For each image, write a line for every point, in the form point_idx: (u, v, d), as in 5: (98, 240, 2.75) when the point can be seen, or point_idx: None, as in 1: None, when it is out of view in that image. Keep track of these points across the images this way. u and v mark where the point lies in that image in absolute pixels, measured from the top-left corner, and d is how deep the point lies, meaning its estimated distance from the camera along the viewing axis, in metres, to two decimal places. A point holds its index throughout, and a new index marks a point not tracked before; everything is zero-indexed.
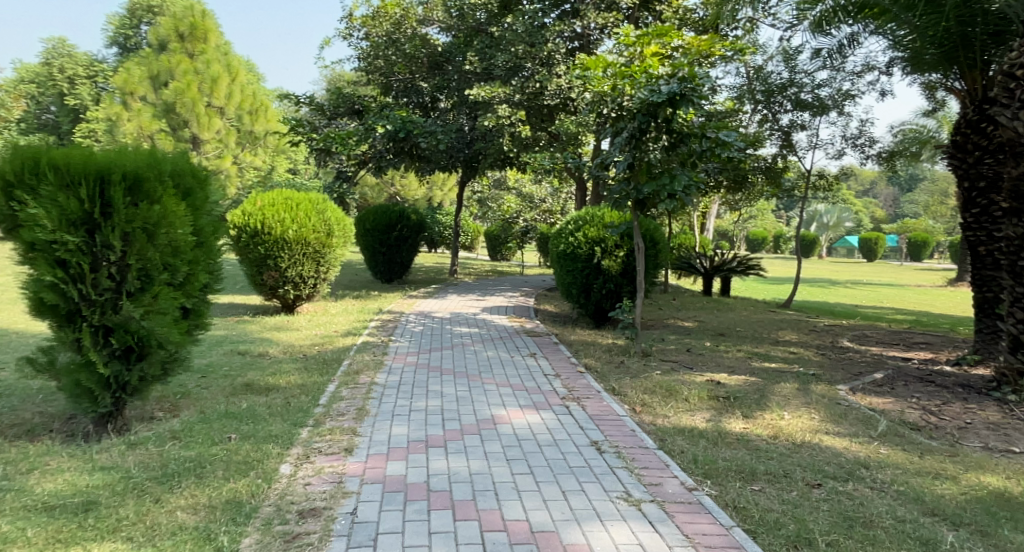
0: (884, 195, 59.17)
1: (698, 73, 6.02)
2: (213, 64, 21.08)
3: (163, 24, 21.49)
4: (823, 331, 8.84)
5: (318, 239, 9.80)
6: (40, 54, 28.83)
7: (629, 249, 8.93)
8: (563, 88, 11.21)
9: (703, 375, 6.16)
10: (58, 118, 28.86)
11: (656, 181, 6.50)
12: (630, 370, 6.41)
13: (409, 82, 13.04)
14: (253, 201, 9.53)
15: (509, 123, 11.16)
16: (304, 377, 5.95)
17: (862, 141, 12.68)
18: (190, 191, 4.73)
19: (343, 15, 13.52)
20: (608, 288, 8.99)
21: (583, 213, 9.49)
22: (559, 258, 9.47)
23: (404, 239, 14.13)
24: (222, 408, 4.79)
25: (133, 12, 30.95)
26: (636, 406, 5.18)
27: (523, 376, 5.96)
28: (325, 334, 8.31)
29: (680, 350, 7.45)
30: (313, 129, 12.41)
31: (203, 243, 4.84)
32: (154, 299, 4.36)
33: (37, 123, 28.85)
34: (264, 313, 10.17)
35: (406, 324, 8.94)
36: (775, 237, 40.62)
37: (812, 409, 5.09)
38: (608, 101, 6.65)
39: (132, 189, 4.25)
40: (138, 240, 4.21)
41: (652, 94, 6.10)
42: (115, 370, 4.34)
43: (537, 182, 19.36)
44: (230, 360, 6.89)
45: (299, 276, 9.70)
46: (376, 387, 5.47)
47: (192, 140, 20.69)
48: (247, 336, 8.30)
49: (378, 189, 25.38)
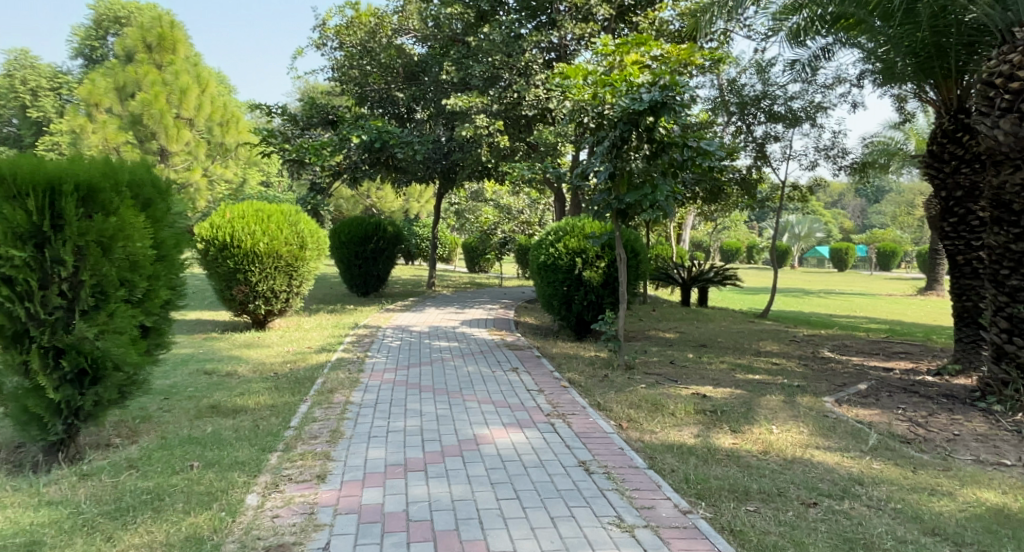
0: (852, 206, 60.19)
1: (679, 81, 5.95)
2: (182, 75, 20.69)
3: (130, 34, 21.06)
4: (804, 341, 8.79)
5: (291, 252, 9.53)
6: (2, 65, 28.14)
7: (610, 259, 8.81)
8: (541, 99, 11.14)
9: (689, 388, 6.03)
10: (20, 131, 28.14)
11: (638, 192, 6.41)
12: (614, 384, 6.26)
13: (385, 93, 12.85)
14: (222, 212, 9.23)
15: (487, 134, 11.02)
16: (274, 398, 5.70)
17: (834, 153, 12.75)
18: (150, 202, 4.53)
19: (316, 24, 13.30)
20: (590, 299, 8.87)
21: (563, 223, 9.38)
22: (539, 269, 9.33)
23: (380, 251, 13.90)
24: (185, 434, 4.56)
25: (98, 23, 30.34)
26: (623, 422, 5.04)
27: (505, 391, 5.77)
28: (298, 351, 8.05)
29: (663, 363, 7.32)
30: (285, 140, 12.16)
31: (165, 258, 4.62)
32: (110, 317, 4.15)
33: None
34: (234, 329, 9.85)
35: (382, 339, 8.70)
36: (748, 248, 40.98)
37: (798, 423, 4.94)
38: (588, 109, 6.51)
39: (86, 200, 4.08)
40: (92, 254, 4.04)
41: (633, 102, 6.01)
42: (67, 395, 4.09)
43: (515, 194, 19.31)
44: (197, 380, 6.61)
45: (270, 290, 9.41)
46: (352, 407, 5.25)
47: (160, 152, 20.25)
48: (215, 353, 8.00)
49: (352, 201, 25.09)
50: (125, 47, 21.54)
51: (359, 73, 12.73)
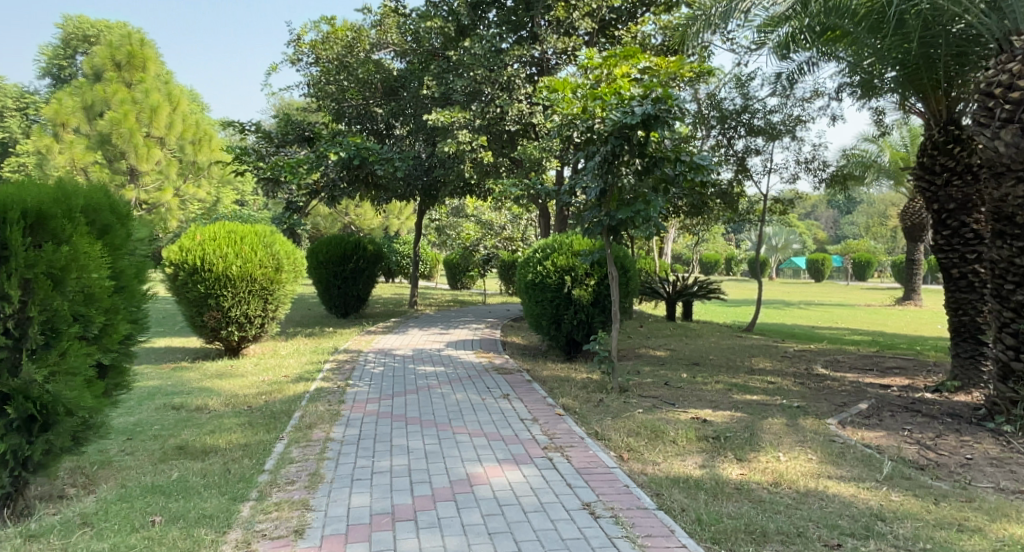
0: (825, 218, 60.83)
1: (673, 94, 5.75)
2: (153, 93, 20.22)
3: (98, 52, 20.55)
4: (798, 357, 8.55)
5: (266, 274, 9.12)
6: None
7: (600, 277, 8.57)
8: (525, 114, 10.98)
9: (687, 412, 5.73)
10: None
11: (629, 208, 6.19)
12: (608, 410, 5.96)
13: (363, 108, 12.57)
14: (192, 235, 8.80)
15: (470, 149, 10.74)
16: (247, 436, 5.34)
17: (815, 165, 12.64)
18: (107, 227, 4.16)
19: (291, 39, 12.97)
20: (579, 319, 8.62)
21: (550, 240, 9.13)
22: (526, 288, 9.08)
23: (359, 271, 13.49)
24: (147, 482, 4.33)
25: (66, 42, 29.78)
26: (623, 452, 4.76)
27: (498, 422, 5.46)
28: (273, 380, 7.65)
29: (658, 384, 7.04)
30: (259, 157, 11.76)
31: (123, 289, 4.26)
32: (61, 356, 3.83)
33: None
34: (205, 357, 9.43)
35: (364, 365, 8.34)
36: (727, 260, 41.15)
37: (806, 448, 4.63)
38: (578, 124, 6.33)
39: (34, 228, 3.74)
40: (41, 288, 3.73)
41: (625, 116, 5.79)
42: (13, 444, 3.73)
43: (497, 210, 19.32)
44: (165, 416, 6.22)
45: (244, 316, 9.02)
46: (332, 445, 4.90)
47: (130, 172, 19.75)
48: (184, 385, 7.59)
49: (330, 219, 24.65)
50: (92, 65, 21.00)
51: (336, 89, 12.41)
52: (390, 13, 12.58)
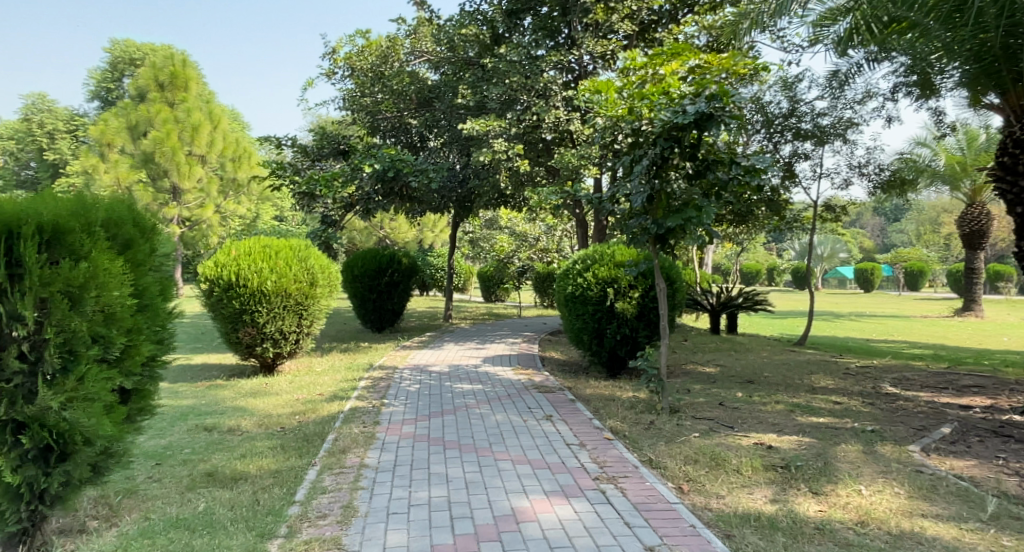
0: (871, 226, 58.97)
1: (730, 90, 5.30)
2: (194, 111, 21.35)
3: (143, 74, 21.72)
4: (861, 373, 7.97)
5: (300, 289, 8.91)
6: (20, 110, 30.54)
7: (644, 289, 8.15)
8: (562, 121, 10.64)
9: (749, 437, 5.25)
10: (37, 174, 30.35)
11: (678, 215, 5.78)
12: (661, 434, 5.52)
13: (397, 121, 12.38)
14: (227, 249, 8.64)
15: (506, 158, 10.46)
16: (279, 461, 5.05)
17: (869, 170, 11.99)
18: (130, 242, 3.90)
19: (327, 52, 12.86)
20: (623, 333, 8.20)
21: (591, 251, 8.74)
22: (566, 301, 8.69)
23: (395, 284, 13.29)
24: (172, 516, 4.07)
25: (113, 65, 30.54)
26: (683, 483, 4.33)
27: (542, 447, 5.06)
28: (307, 399, 7.38)
29: (712, 404, 6.56)
30: (295, 171, 11.60)
31: (147, 308, 3.98)
32: (79, 382, 3.58)
33: (17, 179, 30.44)
34: (240, 374, 9.23)
35: (399, 382, 8.02)
36: (769, 270, 40.05)
37: (890, 481, 4.13)
38: (623, 126, 5.95)
39: (50, 243, 3.52)
40: (58, 308, 3.49)
41: (677, 115, 5.38)
42: (29, 476, 3.52)
43: (531, 221, 18.75)
44: (197, 438, 5.98)
45: (279, 332, 8.80)
46: (366, 472, 4.57)
47: (172, 190, 21.40)
48: (217, 404, 7.36)
49: (365, 232, 24.92)
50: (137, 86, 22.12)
51: (371, 101, 12.33)
52: (424, 22, 12.39)
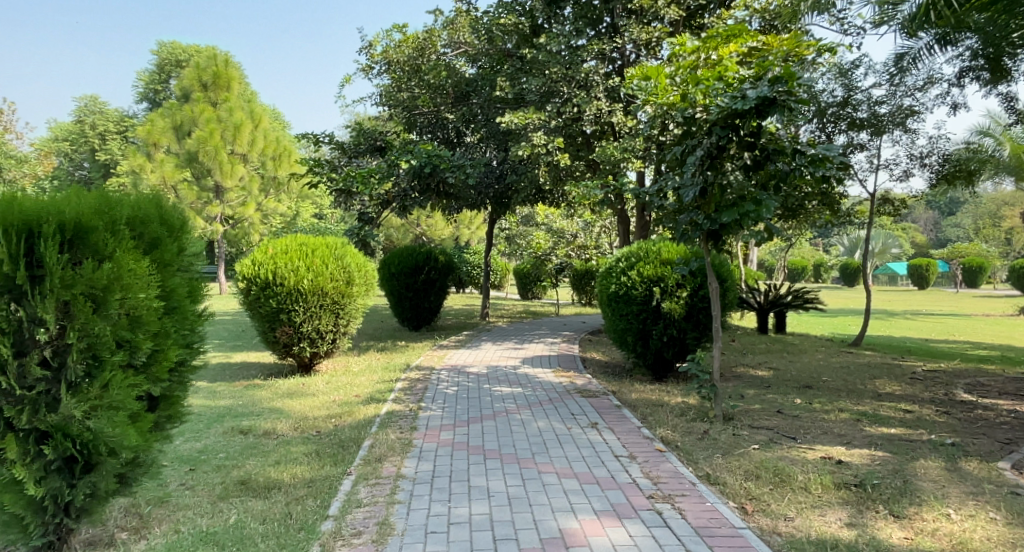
0: (925, 219, 56.78)
1: (797, 73, 4.85)
2: (236, 111, 21.77)
3: (187, 75, 22.30)
4: (929, 378, 7.45)
5: (337, 288, 8.73)
6: (73, 113, 31.52)
7: (692, 289, 7.76)
8: (603, 113, 10.27)
9: (814, 451, 4.89)
10: (89, 174, 31.29)
11: (735, 209, 5.40)
12: (716, 445, 5.16)
13: (434, 116, 12.14)
14: (264, 248, 8.51)
15: (545, 152, 10.16)
16: (313, 469, 4.85)
17: (931, 160, 11.33)
18: (158, 241, 3.69)
19: (363, 48, 12.70)
20: (670, 335, 7.82)
21: (635, 248, 8.37)
22: (609, 301, 8.34)
23: (432, 282, 13.07)
24: (202, 529, 3.89)
25: (161, 68, 31.09)
26: (746, 502, 3.98)
27: (589, 459, 4.75)
28: (344, 401, 7.18)
29: (769, 412, 6.18)
30: (332, 169, 11.47)
31: (175, 311, 3.77)
32: (104, 389, 3.39)
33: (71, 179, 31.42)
34: (277, 373, 9.10)
35: (437, 384, 7.77)
36: (816, 265, 38.92)
37: (983, 504, 3.73)
38: (675, 115, 5.56)
39: (73, 243, 3.33)
40: (81, 312, 3.30)
41: (735, 100, 4.96)
42: (53, 488, 3.37)
43: (569, 217, 18.52)
44: (233, 441, 5.83)
45: (315, 331, 8.64)
46: (402, 485, 4.33)
47: (215, 189, 21.80)
48: (254, 406, 7.21)
49: (402, 229, 24.89)
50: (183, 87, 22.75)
51: (408, 96, 12.13)
52: (462, 13, 12.15)
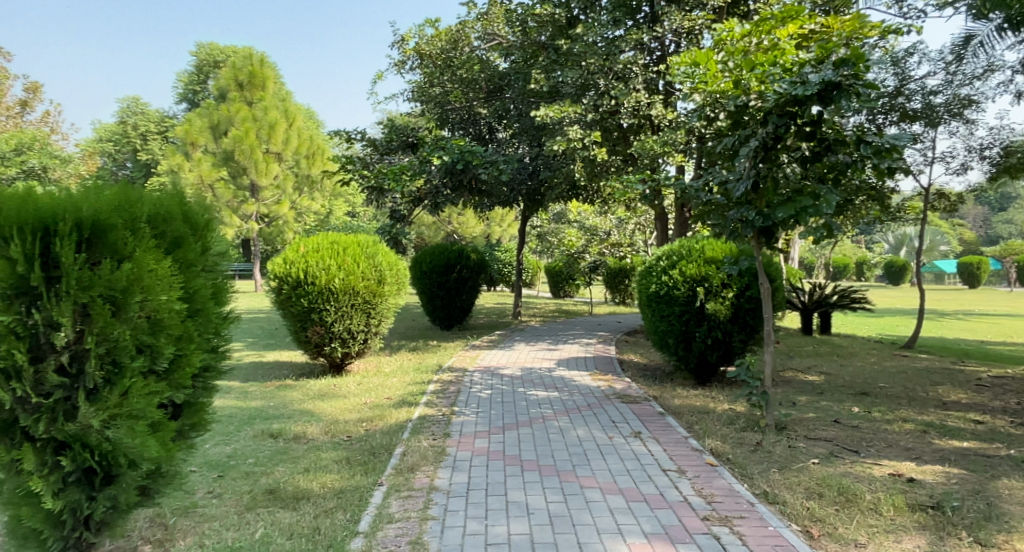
0: (973, 216, 54.83)
1: (865, 54, 4.46)
2: (271, 110, 21.67)
3: (223, 74, 22.50)
4: (995, 387, 7.07)
5: (368, 287, 8.54)
6: (116, 114, 32.18)
7: (739, 289, 7.39)
8: (642, 105, 9.98)
9: (881, 467, 4.66)
10: (131, 173, 31.91)
11: (792, 204, 5.07)
12: (771, 459, 4.87)
13: (466, 112, 11.96)
14: (295, 246, 8.36)
15: (582, 147, 9.86)
16: (344, 478, 4.65)
17: (991, 152, 10.77)
18: (180, 240, 3.49)
19: (396, 42, 12.51)
20: (714, 338, 7.47)
21: (676, 245, 8.03)
22: (649, 302, 8.01)
23: (464, 280, 12.85)
24: (227, 544, 3.70)
25: (199, 68, 31.41)
26: (811, 528, 3.70)
27: (635, 473, 4.45)
28: (376, 403, 6.99)
29: (826, 423, 5.92)
30: (364, 166, 11.32)
31: (199, 314, 3.56)
32: (124, 397, 3.18)
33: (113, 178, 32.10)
34: (308, 374, 8.94)
35: (470, 387, 7.54)
36: (858, 263, 37.89)
37: None
38: (726, 103, 5.23)
39: (90, 242, 3.14)
40: (99, 317, 3.10)
41: (795, 85, 4.63)
42: (72, 501, 3.19)
43: (602, 215, 18.22)
44: (263, 445, 5.65)
45: (347, 331, 8.46)
46: (436, 499, 4.09)
47: (251, 187, 21.96)
48: (284, 407, 7.04)
49: (434, 228, 24.82)
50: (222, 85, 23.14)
51: (440, 91, 11.93)
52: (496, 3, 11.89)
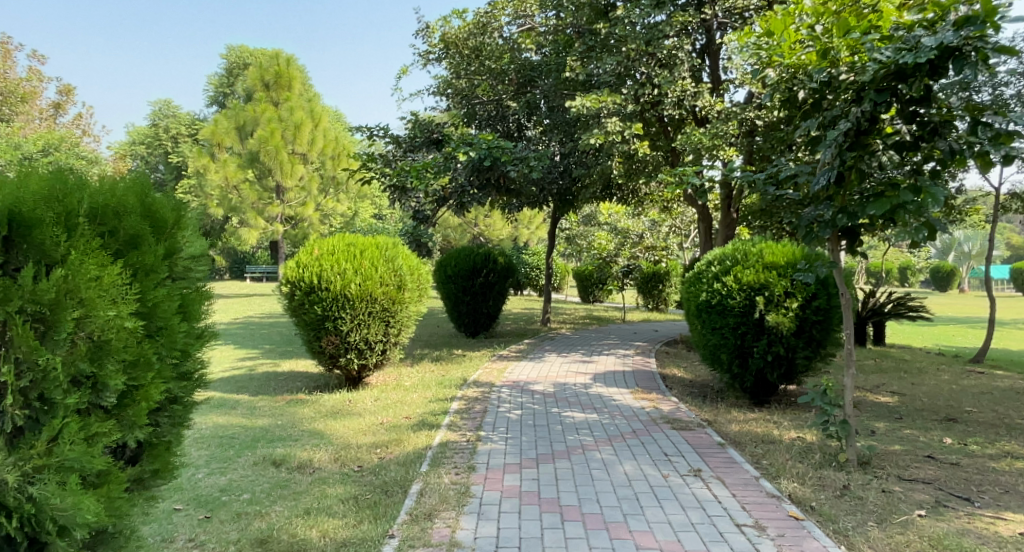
0: None
1: (998, 10, 3.59)
2: (297, 110, 21.25)
3: (249, 74, 22.11)
4: None
5: (387, 293, 7.81)
6: (147, 117, 32.20)
7: (803, 300, 6.54)
8: (688, 95, 9.22)
9: (1008, 525, 3.83)
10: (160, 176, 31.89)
11: (889, 199, 4.23)
12: (868, 509, 4.04)
13: (494, 106, 11.22)
14: (309, 249, 7.68)
15: (621, 140, 9.05)
16: (348, 526, 3.86)
17: None
18: (137, 240, 2.73)
19: (420, 30, 11.79)
20: (775, 354, 6.63)
21: (730, 248, 7.20)
22: (699, 311, 7.19)
23: (491, 285, 12.08)
24: None
25: (229, 71, 31.24)
26: None
27: (704, 530, 3.63)
28: (393, 424, 6.24)
29: (918, 460, 5.14)
30: (386, 163, 10.63)
31: (160, 334, 2.79)
32: (54, 443, 2.43)
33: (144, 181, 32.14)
34: (322, 386, 8.19)
35: (498, 406, 6.73)
36: (900, 270, 36.49)
37: None
38: (807, 79, 4.45)
39: (11, 243, 2.42)
40: (20, 340, 2.37)
41: (901, 52, 3.85)
42: None
43: (636, 216, 17.38)
44: (262, 472, 4.87)
45: (363, 341, 7.73)
46: None
47: (276, 188, 21.60)
48: (293, 425, 6.30)
49: (460, 230, 24.27)
50: (248, 85, 22.81)
51: (467, 84, 11.25)
52: None
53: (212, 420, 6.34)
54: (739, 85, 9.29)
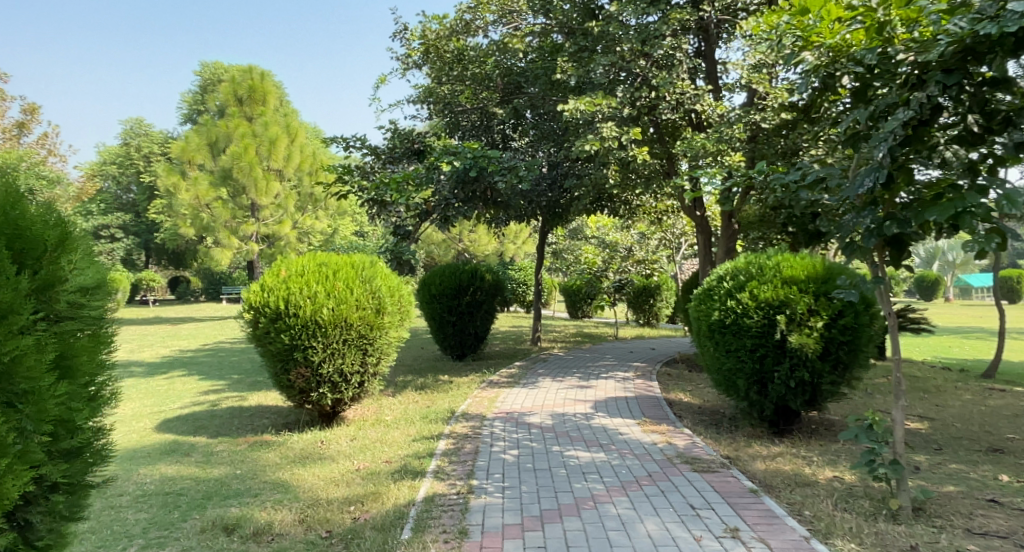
0: None
1: None
2: (272, 126, 20.44)
3: (222, 88, 21.26)
4: None
5: (364, 318, 7.01)
6: (120, 136, 31.22)
7: (829, 318, 5.84)
8: (687, 99, 8.57)
9: None
10: (135, 197, 30.93)
11: (952, 202, 3.53)
12: None
13: (479, 116, 10.55)
14: (276, 270, 6.89)
15: (617, 146, 8.34)
16: None
17: None
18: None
19: (398, 33, 11.06)
20: (799, 380, 5.91)
21: (743, 263, 6.52)
22: (710, 333, 6.47)
23: (477, 304, 11.32)
24: None
25: (203, 88, 30.41)
26: None
27: None
28: (371, 471, 5.41)
29: (982, 504, 4.42)
30: (363, 176, 9.86)
31: (26, 400, 2.21)
32: None
33: (117, 202, 31.13)
34: (292, 424, 7.34)
35: (490, 445, 5.93)
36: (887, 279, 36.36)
37: None
38: (852, 62, 3.80)
39: None
40: None
41: (979, 23, 3.24)
42: None
43: (623, 229, 16.36)
44: (208, 544, 4.04)
45: (338, 372, 6.92)
46: None
47: (250, 206, 20.69)
48: (255, 473, 5.47)
49: (444, 246, 23.53)
50: (221, 101, 21.97)
51: (449, 92, 10.53)
52: None
53: (159, 472, 5.48)
54: (740, 86, 8.66)
